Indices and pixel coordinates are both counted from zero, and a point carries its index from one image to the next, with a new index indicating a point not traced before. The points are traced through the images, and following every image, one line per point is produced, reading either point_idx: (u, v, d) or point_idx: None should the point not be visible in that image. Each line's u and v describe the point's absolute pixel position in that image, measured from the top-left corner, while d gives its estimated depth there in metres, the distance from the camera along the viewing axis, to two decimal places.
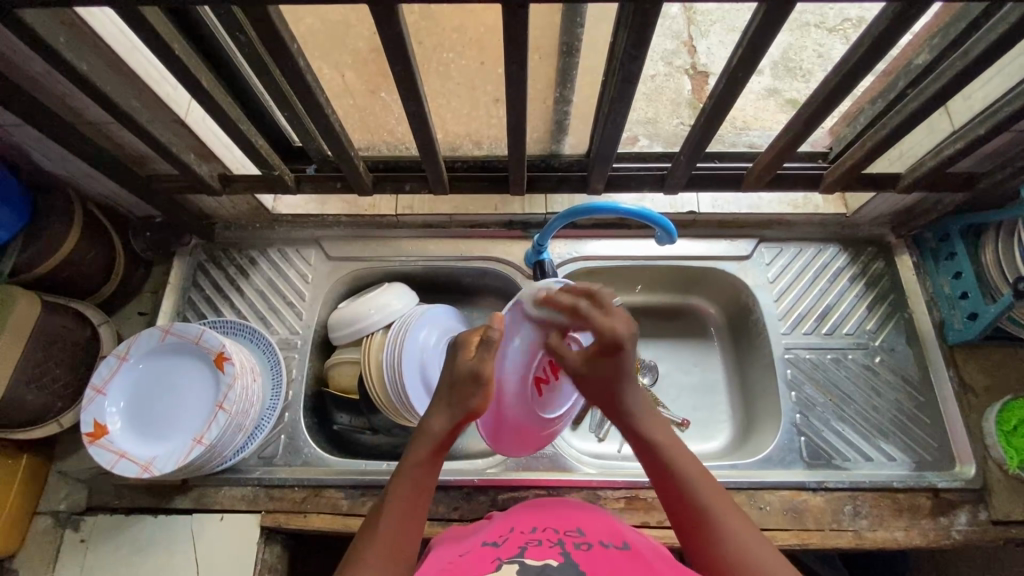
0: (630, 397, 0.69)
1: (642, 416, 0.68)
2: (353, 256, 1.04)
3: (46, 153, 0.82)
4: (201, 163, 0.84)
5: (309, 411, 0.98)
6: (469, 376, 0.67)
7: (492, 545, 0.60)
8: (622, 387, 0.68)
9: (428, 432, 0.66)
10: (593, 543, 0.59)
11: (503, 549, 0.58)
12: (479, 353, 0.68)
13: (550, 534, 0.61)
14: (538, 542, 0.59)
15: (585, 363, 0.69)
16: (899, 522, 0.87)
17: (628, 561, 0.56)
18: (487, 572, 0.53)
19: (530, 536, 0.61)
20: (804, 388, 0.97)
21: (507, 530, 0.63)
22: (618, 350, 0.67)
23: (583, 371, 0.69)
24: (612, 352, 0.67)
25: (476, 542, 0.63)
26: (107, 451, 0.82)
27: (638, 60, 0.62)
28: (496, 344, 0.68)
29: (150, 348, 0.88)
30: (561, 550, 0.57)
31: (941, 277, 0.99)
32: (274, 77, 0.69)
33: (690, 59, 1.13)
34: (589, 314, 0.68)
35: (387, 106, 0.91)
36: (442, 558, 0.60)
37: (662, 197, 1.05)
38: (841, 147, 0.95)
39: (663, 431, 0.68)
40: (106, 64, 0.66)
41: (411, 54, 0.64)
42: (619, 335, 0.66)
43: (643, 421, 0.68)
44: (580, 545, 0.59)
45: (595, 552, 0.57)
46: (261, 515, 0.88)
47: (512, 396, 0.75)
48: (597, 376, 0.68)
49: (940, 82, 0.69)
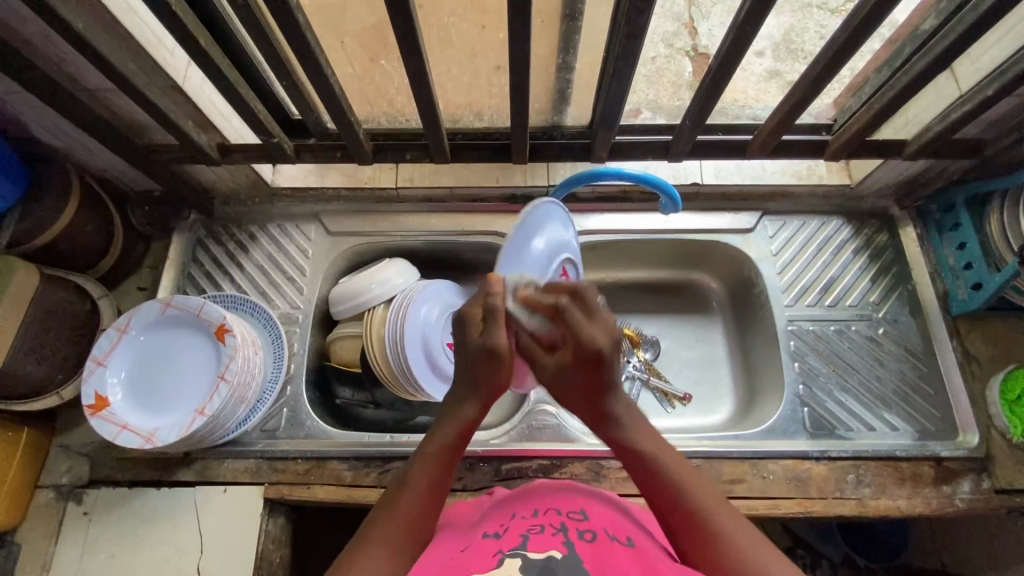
0: (618, 412, 0.60)
1: (627, 429, 0.59)
2: (353, 231, 1.04)
3: (42, 122, 0.81)
4: (200, 131, 0.83)
5: (312, 385, 0.98)
6: (482, 354, 0.60)
7: (493, 536, 0.58)
8: (606, 403, 0.59)
9: (454, 415, 0.62)
10: (597, 532, 0.57)
11: (505, 539, 0.56)
12: (486, 327, 0.59)
13: (552, 517, 0.58)
14: (540, 528, 0.57)
15: (566, 372, 0.60)
16: (902, 491, 0.88)
17: (635, 559, 0.53)
18: (489, 568, 0.51)
19: (532, 521, 0.58)
20: (808, 358, 0.97)
21: (507, 518, 0.61)
22: (601, 364, 0.56)
23: (569, 382, 0.59)
24: (597, 368, 0.57)
25: (477, 530, 0.60)
26: (110, 423, 0.81)
27: (644, 14, 0.60)
28: (500, 313, 0.59)
29: (151, 322, 0.88)
30: (565, 540, 0.55)
31: (944, 247, 0.98)
32: (273, 39, 0.68)
33: (691, 40, 1.13)
34: (572, 319, 0.57)
35: (388, 75, 0.89)
36: (441, 549, 0.57)
37: (665, 166, 1.04)
38: (845, 119, 0.90)
39: (653, 437, 0.59)
40: (103, 24, 0.65)
41: (413, 12, 0.63)
42: (601, 345, 0.56)
43: (631, 434, 0.59)
44: (584, 533, 0.56)
45: (600, 544, 0.55)
46: (264, 487, 0.88)
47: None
48: (585, 397, 0.59)
49: (948, 40, 0.68)
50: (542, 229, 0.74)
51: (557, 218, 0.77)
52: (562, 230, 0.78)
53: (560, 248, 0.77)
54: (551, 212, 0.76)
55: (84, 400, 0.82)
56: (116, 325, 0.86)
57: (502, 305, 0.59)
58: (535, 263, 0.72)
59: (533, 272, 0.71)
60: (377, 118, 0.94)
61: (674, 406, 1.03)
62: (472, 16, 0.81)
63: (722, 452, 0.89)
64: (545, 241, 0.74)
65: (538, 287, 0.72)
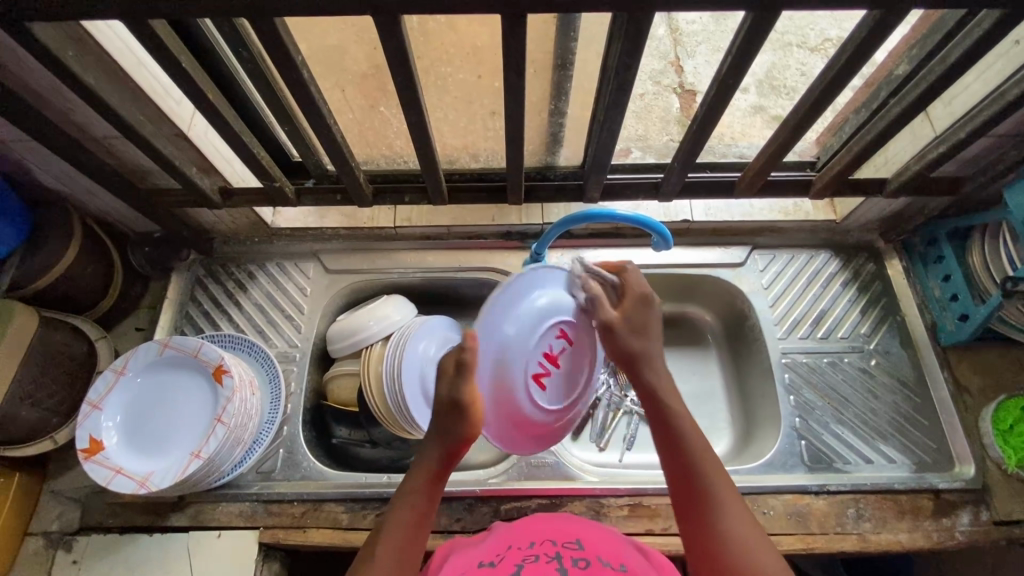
0: (653, 357, 0.72)
1: (662, 388, 0.71)
2: (351, 268, 1.05)
3: (48, 169, 0.82)
4: (203, 176, 0.85)
5: (308, 424, 0.98)
6: (447, 405, 0.66)
7: (488, 563, 0.59)
8: (647, 353, 0.72)
9: (421, 465, 0.66)
10: (591, 559, 0.59)
11: (501, 566, 0.58)
12: (454, 378, 0.66)
13: (548, 548, 0.61)
14: (536, 557, 0.59)
15: (622, 316, 0.73)
16: (902, 525, 0.87)
17: None
18: None
19: (528, 551, 0.60)
20: (803, 392, 0.98)
21: (501, 547, 0.62)
22: (652, 308, 0.74)
23: (622, 321, 0.73)
24: (641, 305, 0.74)
25: (471, 556, 0.62)
26: (103, 467, 0.81)
27: (632, 69, 0.63)
28: (471, 368, 0.66)
29: (152, 359, 0.88)
30: (559, 567, 0.58)
31: (930, 280, 1.01)
32: (276, 92, 0.70)
33: (678, 77, 1.18)
34: (632, 277, 0.76)
35: (387, 119, 0.93)
36: None
37: (656, 205, 1.07)
38: (828, 157, 0.95)
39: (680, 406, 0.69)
40: (114, 79, 0.67)
41: (413, 67, 0.64)
42: (651, 292, 0.75)
43: (662, 386, 0.71)
44: (579, 561, 0.59)
45: (593, 569, 0.57)
46: (259, 531, 0.87)
47: (522, 402, 0.71)
48: (630, 333, 0.72)
49: (919, 90, 0.71)
50: (539, 292, 0.72)
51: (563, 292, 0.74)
52: (559, 290, 0.74)
53: (549, 307, 0.72)
54: (548, 275, 0.73)
55: (78, 446, 0.81)
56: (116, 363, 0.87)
57: (472, 355, 0.65)
58: (517, 322, 0.70)
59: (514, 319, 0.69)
60: (376, 160, 0.97)
61: None
62: (468, 64, 0.86)
63: None
64: (539, 300, 0.72)
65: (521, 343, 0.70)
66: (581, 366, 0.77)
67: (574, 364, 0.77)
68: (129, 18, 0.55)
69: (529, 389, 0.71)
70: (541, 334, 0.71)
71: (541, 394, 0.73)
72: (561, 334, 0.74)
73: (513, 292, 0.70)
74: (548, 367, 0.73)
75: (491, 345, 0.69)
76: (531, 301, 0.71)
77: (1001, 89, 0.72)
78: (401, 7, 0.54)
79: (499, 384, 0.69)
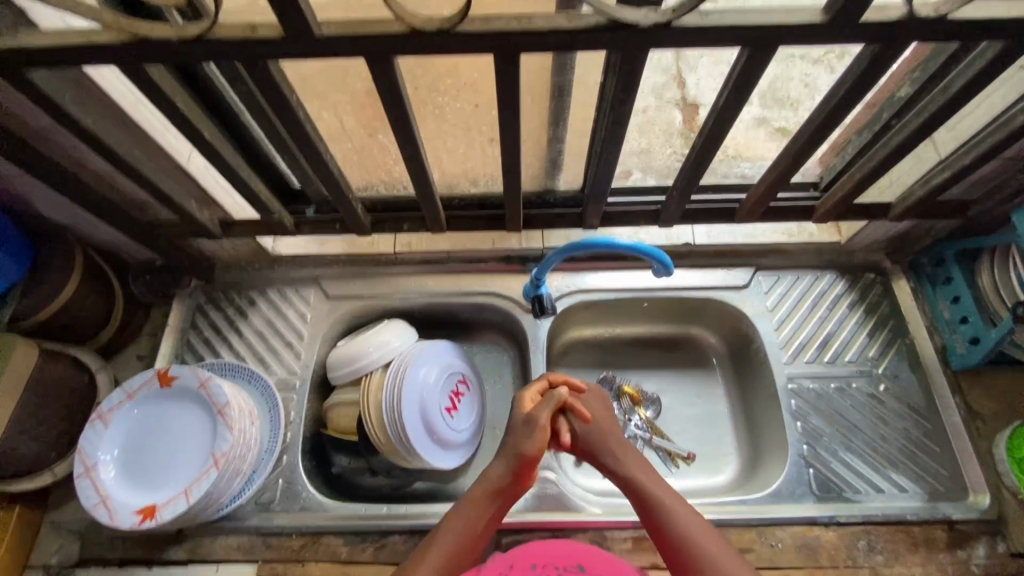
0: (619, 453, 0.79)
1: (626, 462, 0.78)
2: (351, 294, 1.05)
3: (51, 202, 0.83)
4: (202, 208, 0.85)
5: (307, 453, 0.97)
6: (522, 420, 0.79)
7: None
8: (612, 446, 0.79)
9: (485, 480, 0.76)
10: None
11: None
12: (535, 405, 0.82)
13: None
14: None
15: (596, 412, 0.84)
16: (916, 557, 0.85)
17: None
18: None
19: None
20: (810, 418, 0.96)
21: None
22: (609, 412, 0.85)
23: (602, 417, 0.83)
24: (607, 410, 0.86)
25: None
26: (124, 513, 0.80)
27: (627, 103, 0.63)
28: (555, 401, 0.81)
29: (100, 471, 0.83)
30: None
31: (939, 300, 0.99)
32: (274, 126, 0.69)
33: (680, 91, 1.14)
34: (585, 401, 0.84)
35: (386, 147, 0.93)
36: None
37: (658, 230, 1.06)
38: (833, 177, 0.93)
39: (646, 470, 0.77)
40: (112, 118, 0.68)
41: (408, 105, 0.64)
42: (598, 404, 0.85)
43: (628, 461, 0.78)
44: None
45: None
46: (258, 565, 0.86)
47: (423, 426, 0.92)
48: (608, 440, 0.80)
49: (923, 117, 0.70)
50: (417, 370, 0.94)
51: (422, 387, 0.93)
52: (420, 382, 0.93)
53: (381, 354, 0.94)
54: (416, 374, 0.93)
55: (191, 504, 0.79)
56: (92, 506, 0.80)
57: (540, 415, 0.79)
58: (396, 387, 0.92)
59: (426, 396, 0.93)
60: (374, 186, 0.98)
61: (677, 467, 1.01)
62: (464, 95, 0.85)
63: (728, 518, 0.87)
64: (419, 394, 0.92)
65: (416, 406, 0.92)
66: (433, 364, 0.96)
67: (442, 376, 0.96)
68: (124, 63, 0.55)
69: (423, 412, 0.92)
70: (396, 378, 0.92)
71: (436, 406, 0.94)
72: (404, 362, 0.94)
73: (414, 384, 0.92)
74: (430, 392, 0.93)
75: (409, 400, 0.91)
76: (418, 380, 0.93)
77: (1008, 114, 0.71)
78: (395, 49, 0.54)
79: (414, 426, 0.91)
